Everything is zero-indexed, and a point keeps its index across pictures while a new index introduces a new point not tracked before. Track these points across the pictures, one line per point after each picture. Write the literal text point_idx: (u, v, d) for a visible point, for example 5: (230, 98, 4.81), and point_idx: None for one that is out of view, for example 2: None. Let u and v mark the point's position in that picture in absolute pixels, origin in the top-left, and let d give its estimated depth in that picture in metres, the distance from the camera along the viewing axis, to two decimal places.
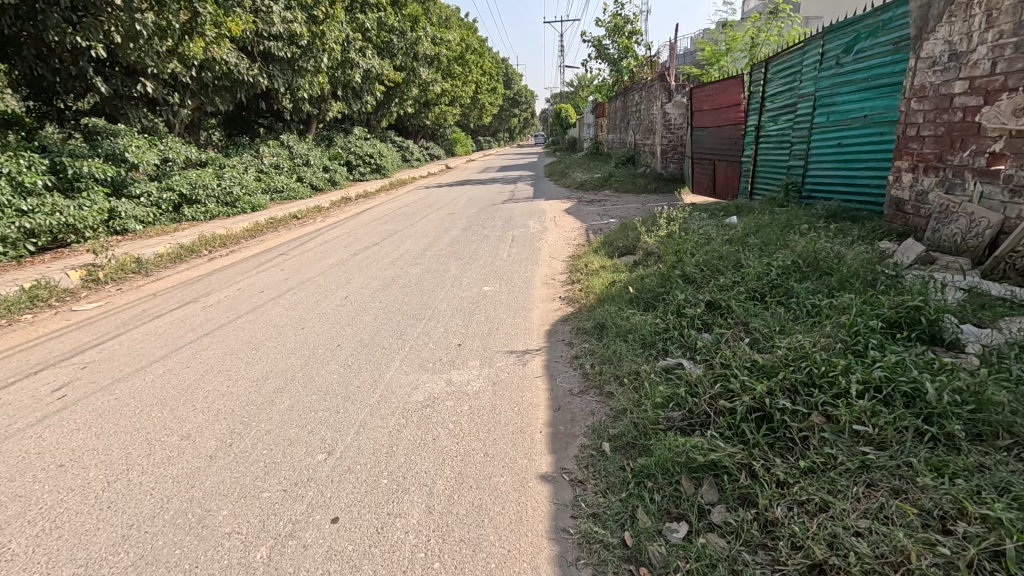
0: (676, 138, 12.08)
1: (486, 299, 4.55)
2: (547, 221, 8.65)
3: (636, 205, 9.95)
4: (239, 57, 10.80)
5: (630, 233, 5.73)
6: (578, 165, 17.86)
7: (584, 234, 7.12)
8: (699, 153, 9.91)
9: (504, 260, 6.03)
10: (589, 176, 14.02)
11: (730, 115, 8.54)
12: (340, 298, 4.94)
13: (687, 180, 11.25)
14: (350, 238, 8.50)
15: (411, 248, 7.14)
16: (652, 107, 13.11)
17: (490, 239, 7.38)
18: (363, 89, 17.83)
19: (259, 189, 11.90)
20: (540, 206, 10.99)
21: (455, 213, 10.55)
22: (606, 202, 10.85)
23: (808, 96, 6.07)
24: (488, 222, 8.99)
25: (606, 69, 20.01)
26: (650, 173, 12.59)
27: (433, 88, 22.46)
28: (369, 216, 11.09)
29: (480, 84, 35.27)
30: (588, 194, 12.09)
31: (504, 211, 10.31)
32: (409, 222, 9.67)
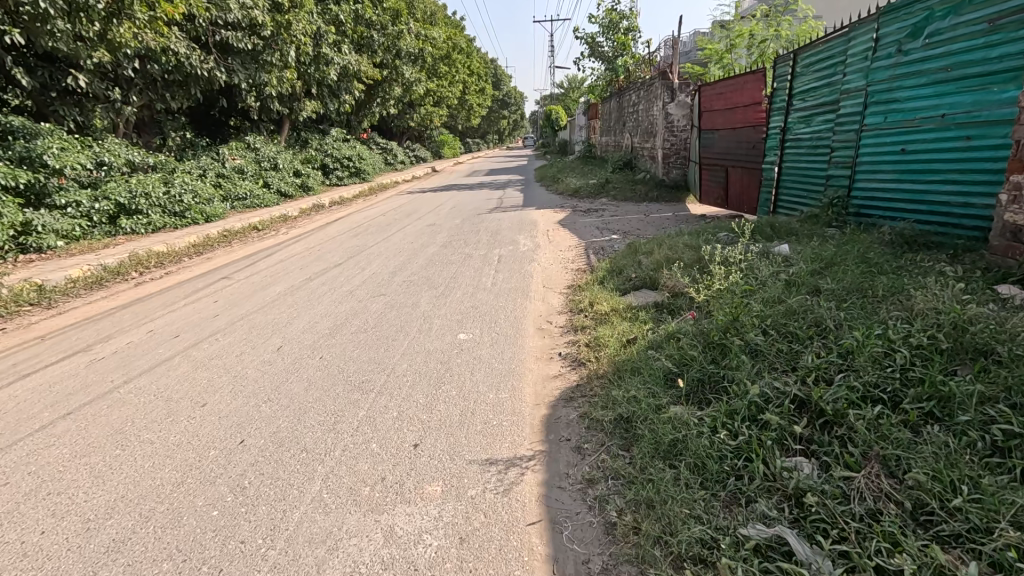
0: (680, 141, 11.04)
1: (461, 354, 3.45)
2: (539, 236, 7.56)
3: (639, 217, 8.88)
4: (190, 47, 9.55)
5: (643, 259, 4.65)
6: (571, 169, 16.78)
7: (584, 255, 6.03)
8: (709, 158, 8.86)
9: (488, 290, 4.92)
10: (583, 181, 12.93)
11: (748, 115, 7.47)
12: (274, 348, 3.81)
13: (693, 188, 10.21)
14: (311, 255, 7.34)
15: (379, 271, 6.02)
16: (652, 107, 12.05)
17: (472, 260, 6.26)
18: (340, 88, 16.59)
19: (218, 196, 10.66)
20: (530, 216, 9.89)
21: (436, 224, 9.41)
22: (605, 212, 9.75)
23: (855, 91, 5.02)
24: (471, 236, 7.87)
25: (599, 68, 18.97)
26: (650, 179, 11.54)
27: (418, 87, 21.25)
28: (340, 228, 9.91)
29: (468, 84, 34.02)
30: (583, 203, 11.00)
31: (490, 223, 9.18)
32: (382, 235, 8.52)
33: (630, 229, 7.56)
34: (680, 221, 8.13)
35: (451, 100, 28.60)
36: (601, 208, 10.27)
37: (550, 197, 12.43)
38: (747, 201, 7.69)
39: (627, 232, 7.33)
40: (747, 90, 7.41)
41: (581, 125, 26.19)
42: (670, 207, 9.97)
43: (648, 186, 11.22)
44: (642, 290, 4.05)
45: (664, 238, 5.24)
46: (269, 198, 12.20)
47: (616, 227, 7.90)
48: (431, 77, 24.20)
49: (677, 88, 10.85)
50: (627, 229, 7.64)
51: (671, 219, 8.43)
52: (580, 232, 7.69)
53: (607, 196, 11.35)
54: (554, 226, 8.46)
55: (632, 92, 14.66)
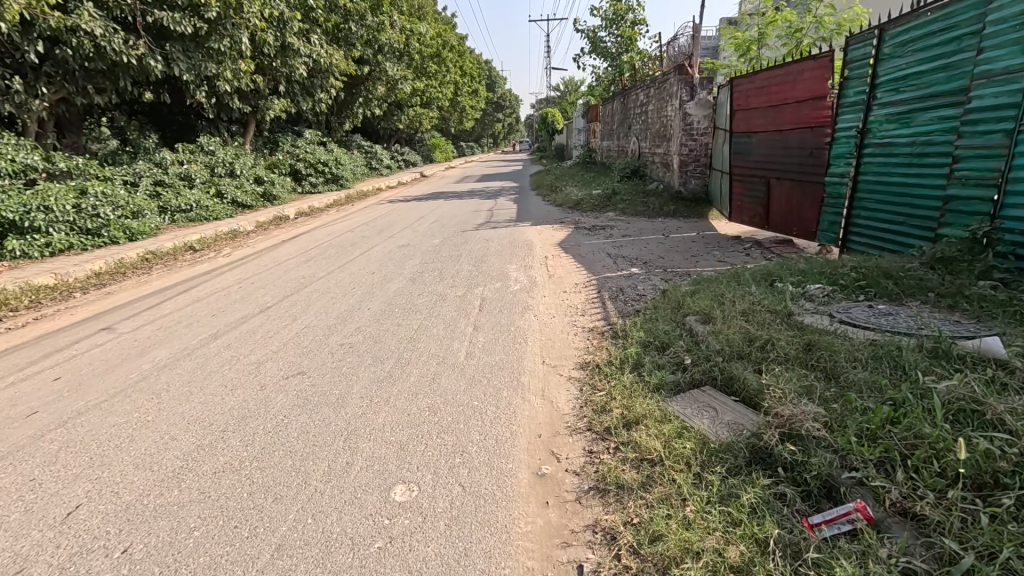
0: (700, 147, 9.40)
1: (387, 558, 1.78)
2: (537, 266, 5.90)
3: (659, 240, 7.25)
4: (109, 26, 7.85)
5: (700, 329, 2.99)
6: (570, 176, 15.19)
7: (600, 303, 4.36)
8: (744, 167, 7.23)
9: (462, 369, 3.25)
10: (586, 192, 11.28)
11: (800, 113, 5.86)
12: (59, 515, 2.12)
13: (719, 203, 8.58)
14: (240, 291, 5.64)
15: (315, 325, 4.33)
16: (666, 107, 10.42)
17: (445, 307, 4.58)
18: (314, 85, 14.91)
19: (152, 209, 8.95)
20: (525, 235, 8.23)
21: (411, 245, 7.71)
22: (615, 231, 8.10)
23: (1004, 73, 3.39)
24: (449, 265, 6.19)
25: (600, 66, 17.42)
26: (664, 190, 9.95)
27: (404, 86, 19.57)
28: (295, 248, 8.23)
29: (460, 85, 32.40)
30: (587, 218, 9.36)
31: (476, 244, 7.50)
32: (340, 261, 6.84)
33: (654, 260, 5.91)
34: (714, 248, 6.49)
35: (442, 102, 26.91)
36: (610, 226, 8.62)
37: (547, 210, 10.77)
38: (801, 223, 6.03)
39: (651, 264, 5.68)
40: (803, 82, 5.77)
41: (579, 128, 24.62)
42: (692, 226, 8.33)
43: (664, 199, 9.58)
44: (718, 401, 2.40)
45: (721, 287, 3.59)
46: (220, 210, 10.49)
47: (635, 255, 6.24)
48: (419, 76, 22.53)
49: (698, 85, 9.23)
50: (649, 259, 6.00)
51: (700, 244, 6.79)
52: (590, 260, 6.02)
53: (615, 210, 9.70)
54: (555, 250, 6.81)
55: (640, 92, 13.02)
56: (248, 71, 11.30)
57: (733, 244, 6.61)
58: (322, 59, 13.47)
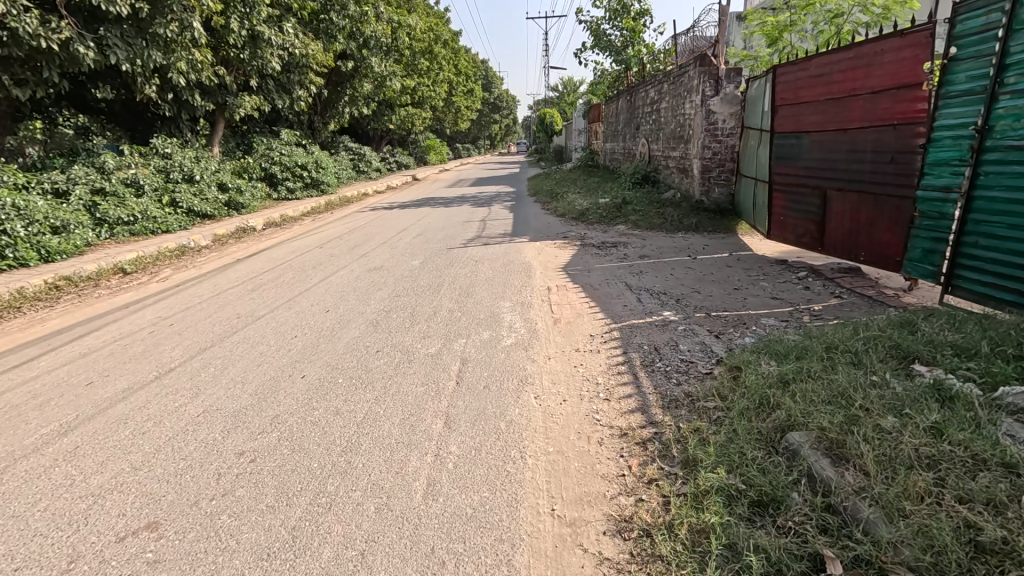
0: (726, 150, 8.12)
1: None
2: (538, 303, 4.58)
3: (686, 264, 5.94)
4: (19, 3, 6.51)
5: (836, 482, 1.69)
6: (571, 181, 13.90)
7: (631, 375, 3.04)
8: (789, 175, 5.92)
9: (417, 532, 1.92)
10: (592, 200, 9.97)
11: (875, 107, 4.57)
12: None
13: (750, 216, 7.29)
14: (148, 339, 4.30)
15: (220, 408, 3.00)
16: (683, 104, 9.13)
17: (408, 376, 3.25)
18: (289, 80, 13.57)
19: (82, 221, 7.60)
20: (522, 254, 6.91)
21: (384, 268, 6.39)
22: (630, 250, 6.79)
23: None
24: (426, 300, 4.86)
25: (603, 62, 16.14)
26: (682, 199, 8.66)
27: (392, 83, 18.23)
28: (246, 271, 6.88)
29: (454, 84, 31.06)
30: (594, 232, 8.05)
31: (462, 268, 6.18)
32: (291, 293, 5.51)
33: (688, 296, 4.59)
34: (759, 277, 5.18)
35: (435, 101, 25.58)
36: (622, 242, 7.31)
37: (549, 221, 9.45)
38: (876, 247, 4.74)
39: (687, 302, 4.37)
40: (884, 67, 4.45)
41: (579, 128, 23.31)
42: (720, 244, 7.03)
43: (683, 210, 8.27)
44: None
45: (836, 377, 2.26)
46: (173, 221, 9.15)
47: (662, 287, 4.92)
48: (410, 72, 21.19)
49: (723, 77, 7.92)
50: (682, 294, 4.68)
51: (740, 271, 5.48)
52: (606, 295, 4.71)
53: (626, 223, 8.38)
54: (559, 278, 5.50)
55: (649, 88, 11.71)
56: (204, 61, 9.97)
57: (782, 272, 5.30)
58: (296, 51, 12.16)
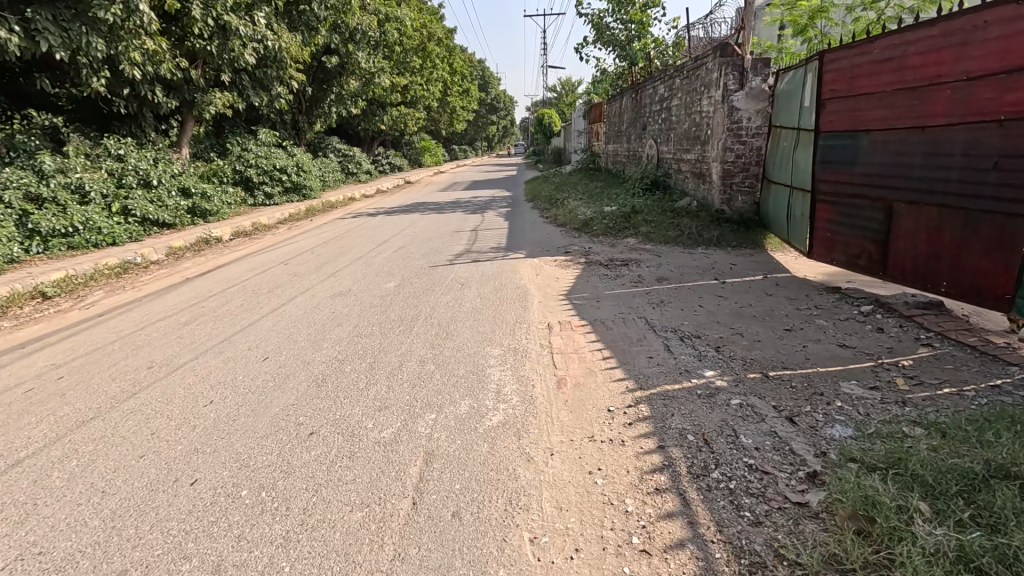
0: (751, 152, 7.12)
1: None
2: (536, 352, 3.52)
3: (714, 291, 4.90)
4: None
5: None
6: (572, 186, 12.88)
7: (677, 501, 1.99)
8: (841, 182, 4.88)
9: None
10: (596, 208, 8.93)
11: (973, 97, 3.52)
12: None
13: (783, 230, 6.26)
14: (16, 403, 3.23)
15: (45, 552, 1.95)
16: (699, 101, 8.08)
17: (343, 488, 2.20)
18: (266, 76, 12.52)
19: (5, 234, 6.52)
20: (517, 274, 5.88)
21: (352, 293, 5.35)
22: (645, 271, 5.75)
23: None
24: (392, 345, 3.82)
25: (606, 58, 15.13)
26: (699, 208, 7.64)
27: (381, 80, 17.18)
28: (190, 294, 5.81)
29: (449, 83, 30.04)
30: (600, 247, 7.01)
31: (444, 294, 5.13)
32: (230, 329, 4.45)
33: (729, 342, 3.55)
34: (812, 312, 4.15)
35: (429, 100, 24.56)
36: (635, 260, 6.27)
37: (548, 232, 8.42)
38: (967, 277, 3.72)
39: (732, 353, 3.33)
40: (987, 46, 3.41)
41: (579, 128, 22.30)
42: (750, 263, 5.98)
43: (702, 222, 7.22)
44: None
45: None
46: (122, 231, 8.05)
47: (693, 328, 3.88)
48: (402, 69, 20.17)
49: (749, 68, 6.88)
50: (721, 338, 3.64)
51: (784, 302, 4.45)
52: (623, 339, 3.66)
53: (637, 236, 7.33)
54: (562, 311, 4.45)
55: (658, 85, 10.68)
56: (160, 52, 8.94)
57: (838, 304, 4.27)
58: (271, 43, 11.14)
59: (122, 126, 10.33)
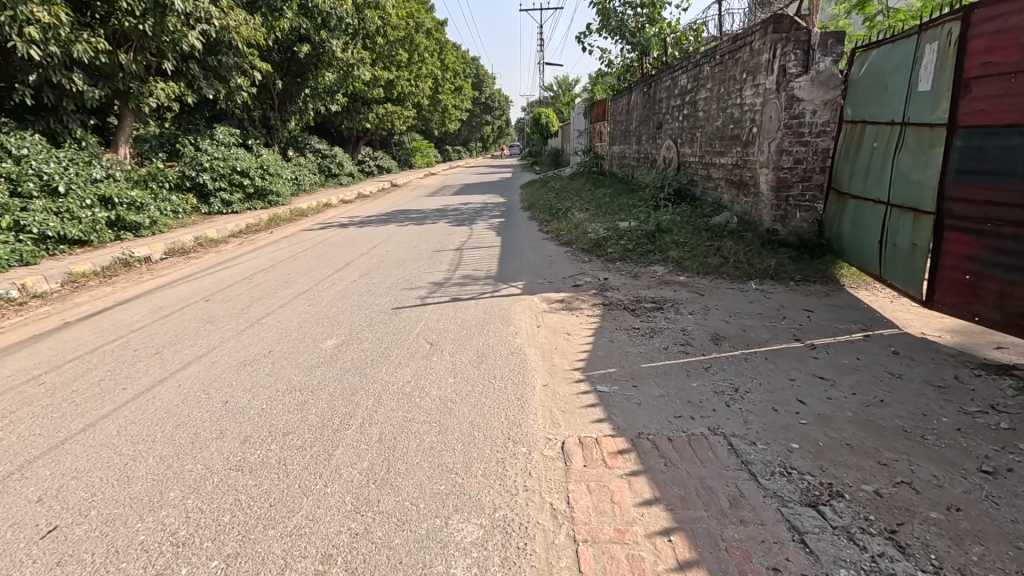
0: (814, 156, 5.50)
1: None
2: (545, 542, 1.85)
3: (806, 366, 3.25)
4: None
5: None
6: (574, 193, 11.29)
7: None
8: (993, 202, 3.26)
9: None
10: (608, 223, 7.29)
11: None
12: None
13: (869, 261, 4.64)
14: None
15: None
16: (740, 92, 6.46)
17: None
18: (218, 65, 10.96)
19: None
20: (512, 325, 4.22)
21: (272, 361, 3.69)
22: (690, 323, 4.11)
23: None
24: (291, 495, 2.18)
25: (611, 49, 13.58)
26: (742, 228, 6.02)
27: (361, 73, 15.50)
28: (44, 354, 4.07)
29: (439, 79, 28.39)
30: (620, 280, 5.37)
31: (404, 365, 3.48)
32: (48, 439, 2.76)
33: (907, 518, 1.89)
34: (998, 425, 2.50)
35: (417, 98, 22.91)
36: (670, 302, 4.64)
37: (551, 254, 6.77)
38: None
39: (937, 560, 1.68)
40: None
41: (579, 128, 20.78)
42: (832, 310, 4.34)
43: (751, 247, 5.59)
44: None
45: None
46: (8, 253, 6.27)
47: (818, 465, 2.23)
48: (386, 63, 18.50)
49: (817, 45, 5.24)
50: (883, 501, 1.99)
51: (934, 397, 2.80)
52: (703, 501, 2.00)
53: (666, 264, 5.69)
54: (583, 412, 2.78)
55: (678, 76, 9.07)
56: (67, 26, 7.26)
57: None
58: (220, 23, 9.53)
59: (36, 121, 8.60)
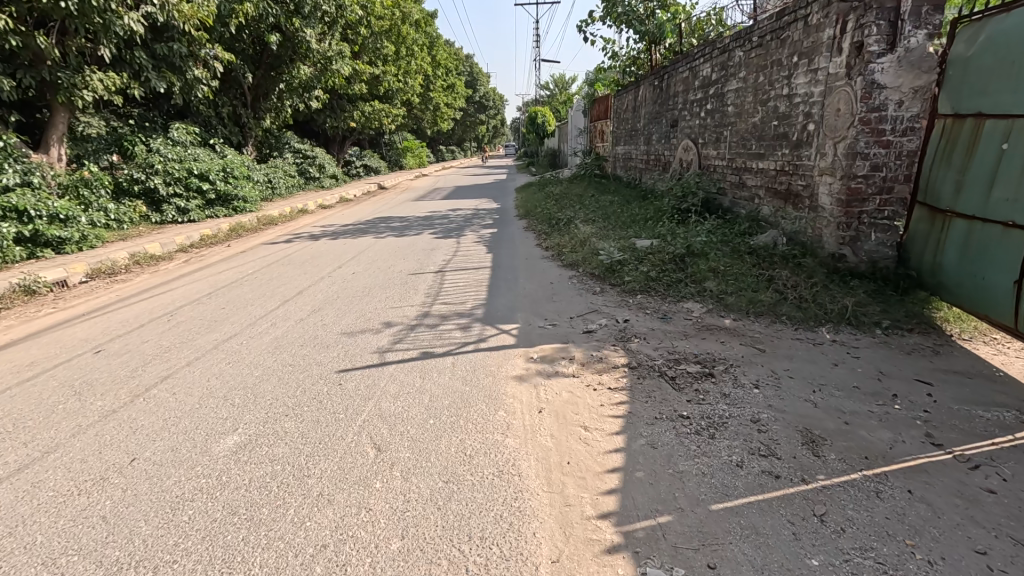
0: (897, 161, 4.24)
1: None
2: None
3: (988, 514, 1.97)
4: None
5: None
6: (575, 200, 10.01)
7: None
8: None
9: None
10: (622, 241, 6.01)
11: None
12: None
13: (995, 308, 3.36)
14: None
15: None
16: (789, 81, 5.19)
17: None
18: (169, 53, 9.62)
19: None
20: (503, 405, 2.92)
21: (129, 481, 2.38)
22: (761, 408, 2.82)
23: None
24: None
25: (616, 40, 12.33)
26: (798, 251, 4.74)
27: (341, 67, 14.20)
28: None
29: (430, 76, 27.08)
30: (646, 325, 4.09)
31: (328, 496, 2.20)
32: None
33: None
34: None
35: (406, 96, 21.59)
36: (722, 364, 3.35)
37: (553, 280, 5.47)
38: None
39: None
40: None
41: (578, 127, 19.53)
42: (957, 381, 3.06)
43: (814, 279, 4.31)
44: None
45: None
46: None
47: None
48: (370, 57, 17.21)
49: (907, 14, 3.96)
50: None
51: None
52: None
53: (704, 300, 4.41)
54: None
55: (697, 66, 7.82)
56: None
57: None
58: None
59: None
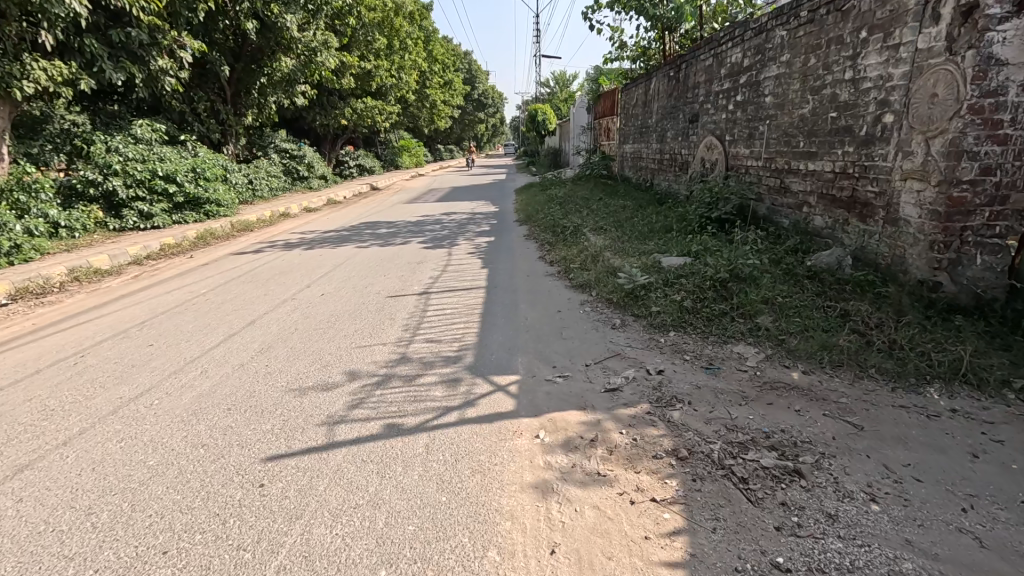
0: (1015, 162, 3.24)
1: None
2: None
3: None
4: None
5: None
6: (581, 204, 9.03)
7: None
8: None
9: None
10: (642, 258, 5.02)
11: None
12: None
13: None
14: None
15: None
16: (855, 62, 4.19)
17: None
18: (127, 40, 8.60)
19: None
20: (498, 537, 1.92)
21: None
22: (898, 549, 1.81)
23: None
24: None
25: (623, 29, 11.33)
26: (872, 276, 3.75)
27: (326, 59, 13.19)
28: None
29: (426, 71, 26.02)
30: (688, 381, 3.09)
31: None
32: None
33: None
34: None
35: (401, 92, 20.56)
36: (812, 457, 2.34)
37: (560, 307, 4.47)
38: None
39: None
40: None
41: (580, 125, 18.53)
42: None
43: (904, 317, 3.31)
44: None
45: None
46: None
47: None
48: (361, 50, 16.21)
49: None
50: None
51: None
52: None
53: (760, 343, 3.40)
54: None
55: (723, 52, 6.82)
56: None
57: None
58: None
59: None
